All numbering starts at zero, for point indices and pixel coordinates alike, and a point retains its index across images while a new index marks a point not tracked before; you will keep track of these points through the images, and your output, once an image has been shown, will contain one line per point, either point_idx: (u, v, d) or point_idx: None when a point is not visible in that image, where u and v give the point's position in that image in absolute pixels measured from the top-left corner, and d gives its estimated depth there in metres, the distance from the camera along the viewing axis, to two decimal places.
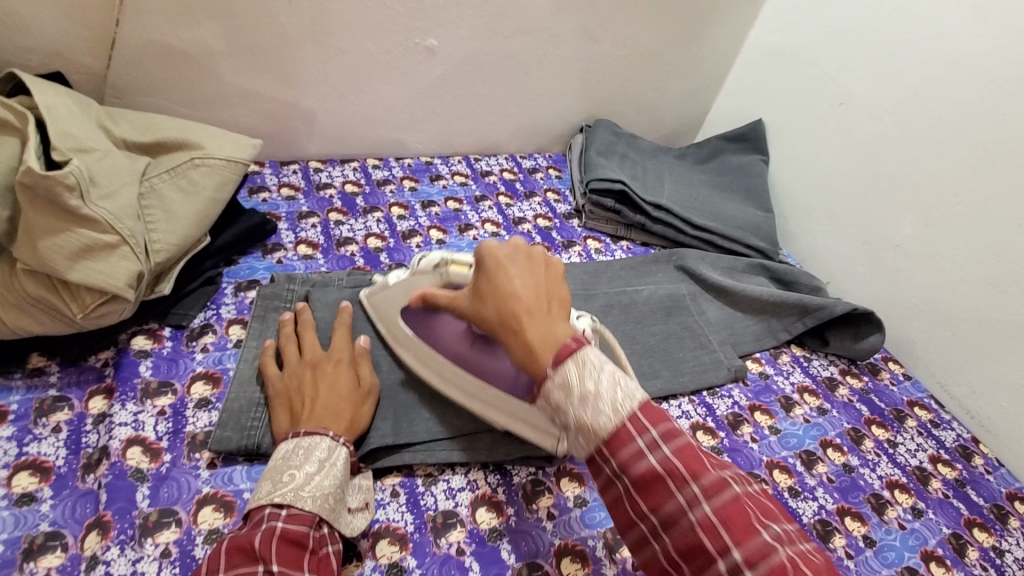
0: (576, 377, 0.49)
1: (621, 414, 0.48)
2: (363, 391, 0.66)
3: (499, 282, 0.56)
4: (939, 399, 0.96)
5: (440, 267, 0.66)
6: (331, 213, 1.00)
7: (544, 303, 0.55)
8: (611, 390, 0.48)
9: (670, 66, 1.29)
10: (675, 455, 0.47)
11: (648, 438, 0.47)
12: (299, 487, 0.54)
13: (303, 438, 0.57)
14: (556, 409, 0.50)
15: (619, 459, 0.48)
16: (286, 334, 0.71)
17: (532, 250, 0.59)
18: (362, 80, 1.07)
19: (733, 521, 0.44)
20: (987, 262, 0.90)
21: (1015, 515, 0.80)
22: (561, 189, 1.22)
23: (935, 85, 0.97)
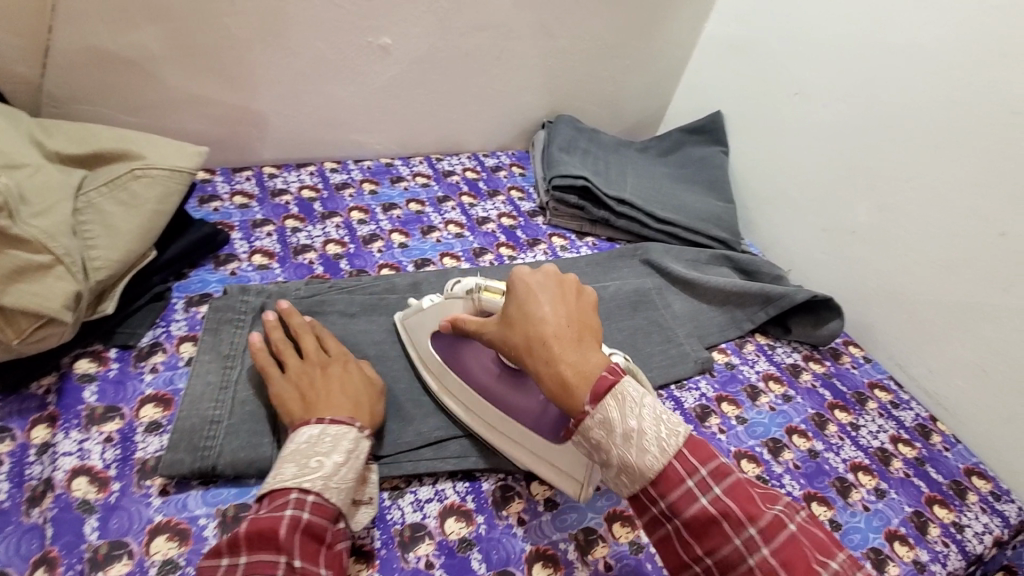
0: (617, 415, 0.52)
1: (667, 452, 0.51)
2: (376, 390, 0.67)
3: (530, 311, 0.59)
4: (899, 380, 0.99)
5: (473, 292, 0.68)
6: (287, 220, 0.97)
7: (575, 332, 0.57)
8: (654, 426, 0.52)
9: (630, 60, 1.29)
10: (727, 496, 0.50)
11: (698, 479, 0.50)
12: (327, 477, 0.55)
13: (330, 425, 0.59)
14: (597, 446, 0.53)
15: (669, 500, 0.50)
16: (281, 338, 0.69)
17: (562, 277, 0.62)
18: (314, 81, 1.04)
19: (792, 563, 0.47)
20: (938, 244, 0.92)
21: (972, 490, 0.82)
22: (525, 187, 1.21)
23: (885, 73, 0.98)
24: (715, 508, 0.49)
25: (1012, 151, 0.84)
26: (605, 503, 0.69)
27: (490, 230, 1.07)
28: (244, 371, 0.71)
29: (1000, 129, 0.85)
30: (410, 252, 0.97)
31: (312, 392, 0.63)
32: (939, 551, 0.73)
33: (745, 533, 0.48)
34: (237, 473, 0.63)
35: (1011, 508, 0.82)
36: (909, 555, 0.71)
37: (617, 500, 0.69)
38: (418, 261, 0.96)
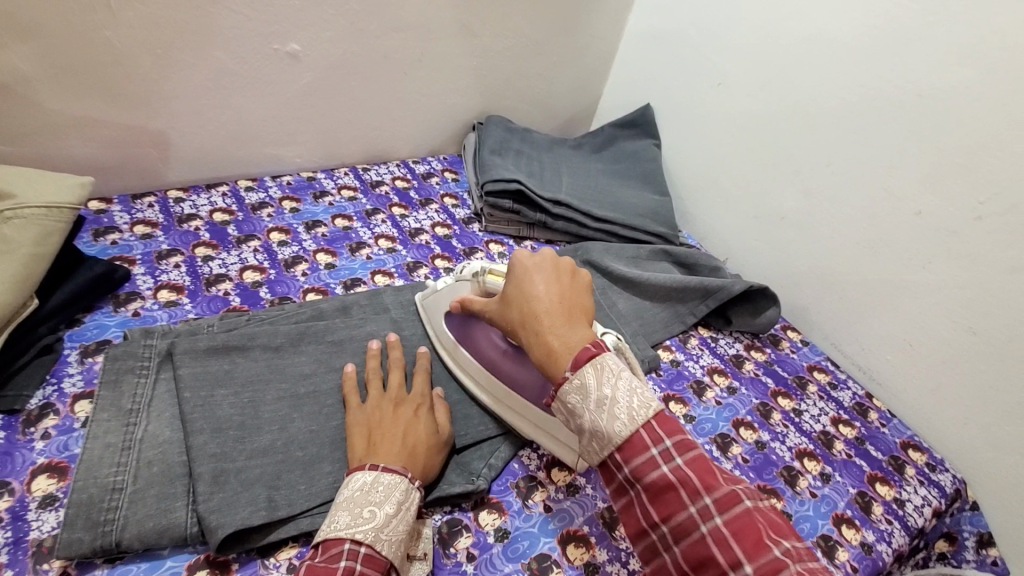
0: (593, 382, 0.52)
1: (635, 420, 0.51)
2: (440, 439, 0.66)
3: (525, 288, 0.61)
4: (835, 359, 1.02)
5: (479, 275, 0.74)
6: (197, 248, 0.89)
7: (564, 309, 0.59)
8: (627, 397, 0.52)
9: (556, 56, 1.26)
10: (688, 467, 0.49)
11: (661, 448, 0.49)
12: (379, 528, 0.53)
13: (382, 475, 0.57)
14: (572, 412, 0.53)
15: (631, 465, 0.50)
16: (371, 369, 0.70)
17: (560, 260, 0.64)
18: (216, 93, 0.95)
19: (743, 534, 0.45)
20: (862, 225, 0.94)
21: (910, 464, 0.85)
22: (458, 193, 1.17)
23: (800, 60, 1.00)
24: (675, 477, 0.48)
25: (922, 131, 0.86)
26: (558, 524, 0.66)
27: (424, 242, 1.02)
28: (150, 427, 0.64)
29: (909, 110, 0.87)
30: (338, 273, 0.91)
31: (380, 431, 0.63)
32: (884, 529, 0.75)
33: (703, 503, 0.47)
34: (147, 545, 0.57)
35: (946, 478, 0.85)
36: (856, 538, 0.73)
37: (570, 519, 0.67)
38: (347, 281, 0.90)
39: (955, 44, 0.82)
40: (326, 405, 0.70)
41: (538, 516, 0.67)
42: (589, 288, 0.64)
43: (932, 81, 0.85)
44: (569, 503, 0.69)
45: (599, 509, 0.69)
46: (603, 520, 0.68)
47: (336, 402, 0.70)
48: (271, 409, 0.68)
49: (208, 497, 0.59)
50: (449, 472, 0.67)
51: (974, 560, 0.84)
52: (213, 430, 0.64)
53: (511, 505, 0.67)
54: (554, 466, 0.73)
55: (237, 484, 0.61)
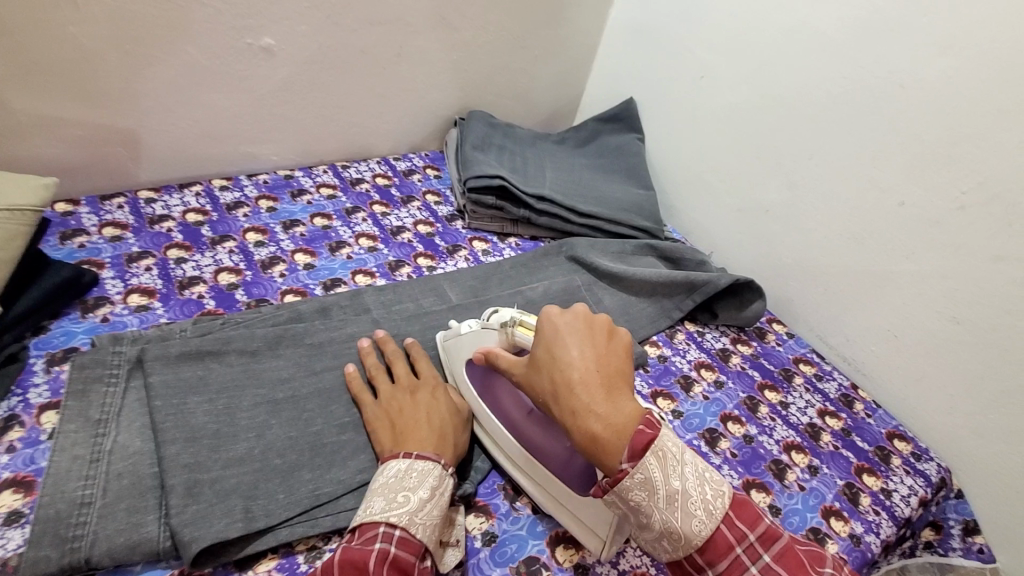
0: (659, 475, 0.50)
1: (715, 518, 0.50)
2: (462, 418, 0.68)
3: (559, 356, 0.57)
4: (820, 351, 1.02)
5: (509, 325, 0.68)
6: (169, 250, 0.86)
7: (606, 380, 0.55)
8: (697, 489, 0.50)
9: (538, 50, 1.24)
10: (776, 562, 0.48)
11: (747, 545, 0.49)
12: (414, 512, 0.54)
13: (415, 461, 0.58)
14: (636, 509, 0.51)
15: (717, 569, 0.49)
16: (374, 364, 0.72)
17: (593, 320, 0.60)
18: (188, 90, 0.92)
19: None
20: (846, 217, 0.94)
21: (896, 454, 0.86)
22: (441, 190, 1.15)
23: (782, 52, 0.99)
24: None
25: (903, 122, 0.86)
26: (546, 526, 0.65)
27: (406, 240, 1.00)
28: (120, 438, 0.61)
29: (891, 101, 0.87)
30: (318, 273, 0.89)
31: (403, 420, 0.64)
32: (872, 520, 0.75)
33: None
34: (118, 561, 0.54)
35: (931, 466, 0.86)
36: (845, 530, 0.73)
37: (559, 521, 0.66)
38: (327, 281, 0.88)
39: (936, 34, 0.82)
40: (305, 410, 0.68)
41: (526, 519, 0.66)
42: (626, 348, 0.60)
43: (914, 71, 0.84)
44: None
45: None
46: None
47: (316, 407, 0.69)
48: (247, 416, 0.66)
49: (181, 509, 0.56)
50: None
51: (960, 548, 0.85)
52: (186, 440, 0.61)
53: (498, 508, 0.66)
54: None
55: (212, 495, 0.59)
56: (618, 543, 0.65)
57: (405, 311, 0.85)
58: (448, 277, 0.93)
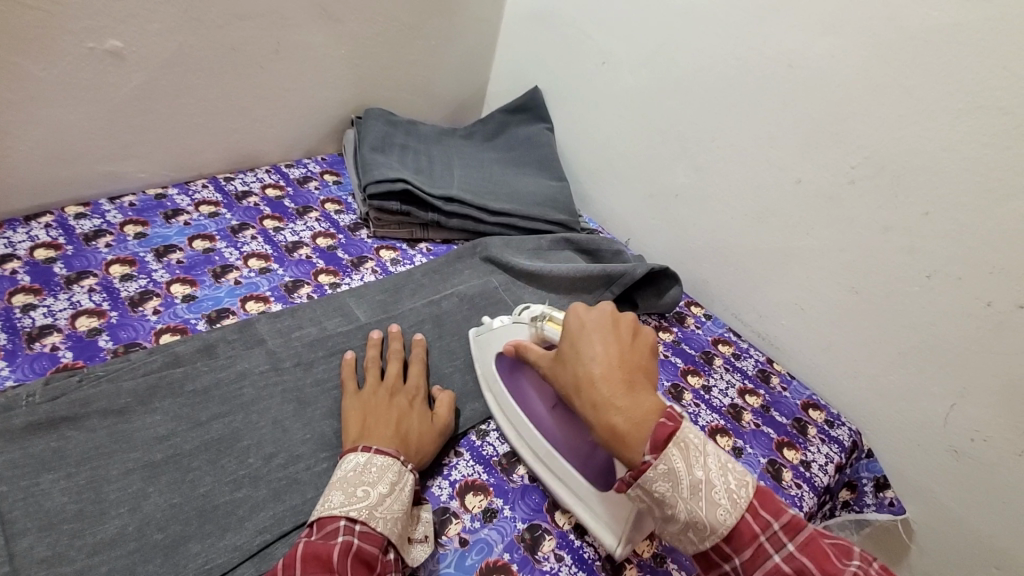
0: (682, 466, 0.49)
1: (737, 505, 0.49)
2: (436, 432, 0.66)
3: (582, 352, 0.59)
4: (738, 329, 1.04)
5: (539, 319, 0.71)
6: (12, 296, 0.73)
7: (630, 374, 0.57)
8: (721, 478, 0.50)
9: (434, 40, 1.17)
10: (801, 552, 0.47)
11: (770, 533, 0.48)
12: (373, 506, 0.53)
13: (375, 455, 0.57)
14: (659, 500, 0.50)
15: (742, 558, 0.48)
16: (372, 358, 0.72)
17: (620, 316, 0.62)
18: (17, 106, 0.77)
19: None
20: (749, 197, 0.96)
21: (812, 424, 0.89)
22: (341, 197, 1.07)
23: (678, 34, 0.98)
24: (791, 567, 0.46)
25: (793, 102, 0.88)
26: (476, 558, 0.61)
27: (303, 256, 0.92)
28: None
29: (782, 82, 0.88)
30: (200, 305, 0.79)
31: (375, 416, 0.63)
32: (795, 494, 0.77)
33: None
34: None
35: (844, 431, 0.90)
36: None
37: (489, 549, 0.62)
38: (212, 313, 0.78)
39: (816, 12, 0.83)
40: (189, 469, 0.60)
41: (454, 554, 0.60)
42: (652, 348, 0.62)
43: (800, 50, 0.86)
44: (487, 531, 0.63)
45: (519, 531, 0.64)
46: (524, 543, 0.63)
47: (204, 464, 0.60)
48: (118, 487, 0.57)
49: None
50: None
51: (873, 503, 0.92)
52: (41, 529, 0.53)
53: None
54: (468, 491, 0.66)
55: None
56: (552, 564, 0.62)
57: (306, 337, 0.77)
58: (354, 294, 0.86)
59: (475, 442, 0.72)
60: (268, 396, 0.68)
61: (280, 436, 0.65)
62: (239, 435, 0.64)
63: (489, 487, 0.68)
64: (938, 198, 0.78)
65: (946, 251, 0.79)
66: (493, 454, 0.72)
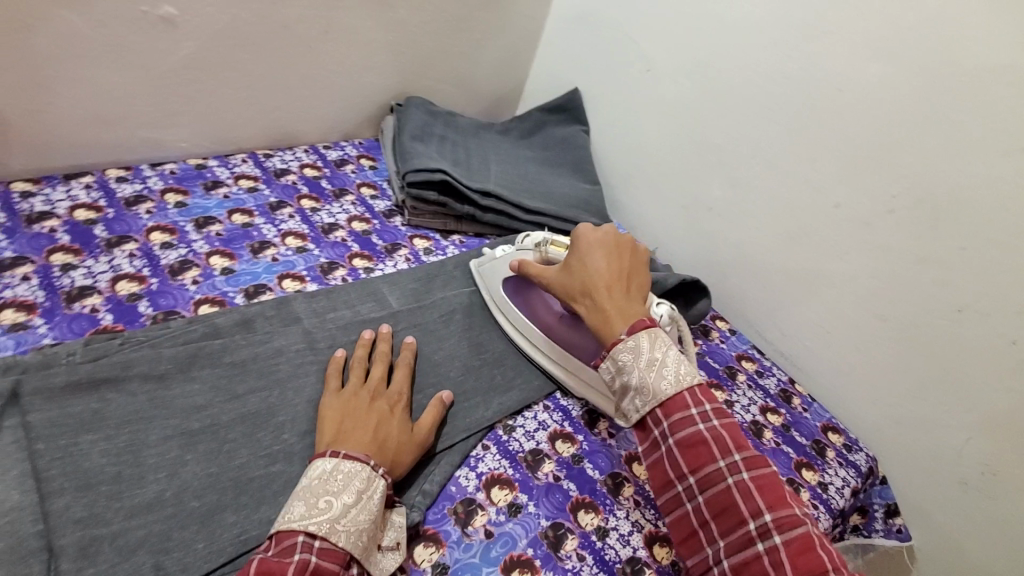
0: (647, 346, 0.61)
1: (681, 384, 0.59)
2: (415, 440, 0.63)
3: (587, 262, 0.72)
4: (761, 347, 1.05)
5: (542, 244, 0.82)
6: (53, 255, 0.73)
7: (624, 284, 0.69)
8: (675, 363, 0.60)
9: (478, 34, 1.18)
10: (722, 427, 0.57)
11: (701, 409, 0.58)
12: (335, 519, 0.51)
13: (344, 462, 0.54)
14: (620, 368, 0.61)
15: (671, 421, 0.58)
16: (360, 357, 0.69)
17: (621, 238, 0.74)
18: (66, 65, 0.78)
19: (766, 490, 0.54)
20: (784, 216, 0.96)
21: (830, 447, 0.90)
22: (377, 182, 1.07)
23: (727, 47, 0.98)
24: (709, 434, 0.57)
25: (839, 125, 0.88)
26: (500, 551, 0.61)
27: (339, 239, 0.92)
28: None
29: (830, 104, 0.88)
30: (238, 278, 0.79)
31: (352, 420, 0.61)
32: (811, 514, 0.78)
33: (731, 459, 0.55)
34: None
35: (861, 457, 0.91)
36: None
37: (514, 543, 0.62)
38: (250, 288, 0.79)
39: (871, 38, 0.83)
40: (224, 441, 0.60)
41: (479, 544, 0.61)
42: (641, 266, 0.75)
43: (849, 74, 0.86)
44: (511, 525, 0.64)
45: (543, 528, 0.65)
46: (547, 541, 0.64)
47: (239, 437, 0.61)
48: (155, 453, 0.57)
49: None
50: None
51: (882, 528, 0.91)
52: (78, 488, 0.53)
53: (449, 535, 0.61)
54: (494, 485, 0.67)
55: (114, 554, 0.50)
56: (574, 562, 0.63)
57: (341, 319, 0.77)
58: (387, 280, 0.86)
59: (502, 436, 0.73)
60: (303, 375, 0.68)
61: (314, 415, 0.65)
62: (274, 411, 0.64)
63: (514, 482, 0.68)
64: (974, 234, 0.79)
65: (979, 287, 0.79)
66: (519, 449, 0.72)
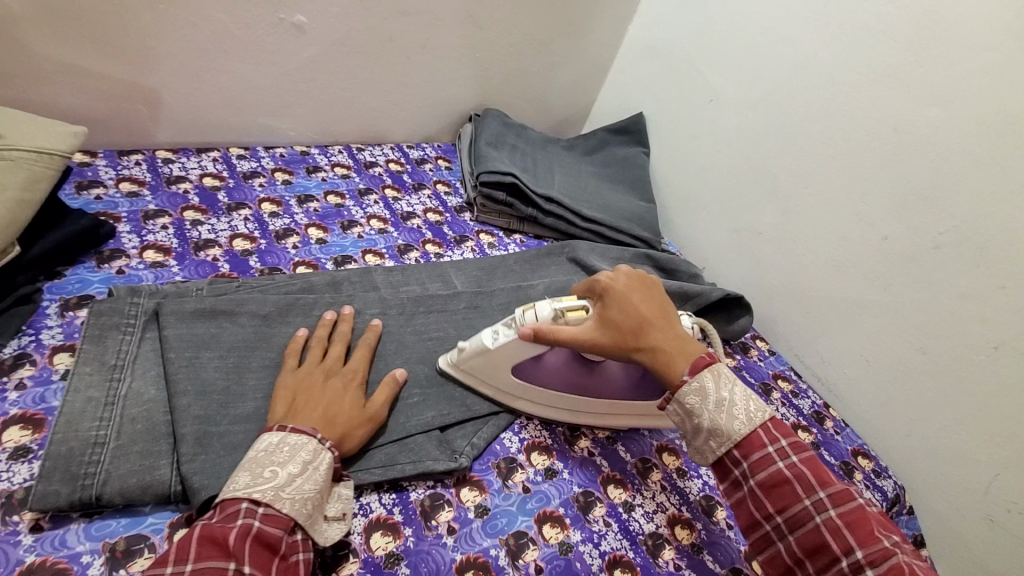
0: (712, 386, 0.61)
1: (752, 421, 0.60)
2: (364, 415, 0.63)
3: (627, 305, 0.68)
4: (798, 370, 1.08)
5: (556, 314, 0.69)
6: (185, 211, 0.87)
7: (667, 321, 0.68)
8: (743, 400, 0.61)
9: (556, 57, 1.29)
10: (802, 463, 0.58)
11: (778, 446, 0.59)
12: (280, 487, 0.51)
13: (289, 435, 0.55)
14: (690, 412, 0.62)
15: (750, 461, 0.59)
16: (319, 336, 0.69)
17: (638, 275, 0.73)
18: (213, 57, 0.93)
19: (855, 524, 0.54)
20: (832, 245, 1.00)
21: (858, 469, 0.93)
22: (451, 182, 1.18)
23: (789, 84, 1.05)
24: (790, 472, 0.58)
25: (889, 163, 0.93)
26: (535, 505, 0.68)
27: (415, 226, 1.03)
28: (134, 385, 0.62)
29: (884, 143, 0.93)
30: (329, 249, 0.91)
31: (306, 396, 0.61)
32: None
33: (816, 495, 0.56)
34: (128, 501, 0.54)
35: (888, 483, 0.93)
36: None
37: (548, 501, 0.69)
38: (338, 257, 0.90)
39: (928, 85, 0.88)
40: None
41: (517, 496, 0.69)
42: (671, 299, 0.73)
43: (907, 117, 0.90)
44: (547, 486, 0.71)
45: (575, 493, 0.71)
46: (578, 504, 0.70)
47: None
48: (256, 376, 0.67)
49: (191, 457, 0.57)
50: (432, 448, 0.68)
51: None
52: (198, 393, 0.62)
53: (491, 484, 0.69)
54: (534, 450, 0.75)
55: (221, 448, 0.60)
56: (601, 526, 0.69)
57: (412, 292, 0.87)
58: (454, 265, 0.97)
59: None
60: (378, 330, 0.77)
61: (383, 365, 0.74)
62: None
63: (553, 450, 0.75)
64: (1017, 275, 0.81)
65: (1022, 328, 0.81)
66: (559, 424, 0.79)
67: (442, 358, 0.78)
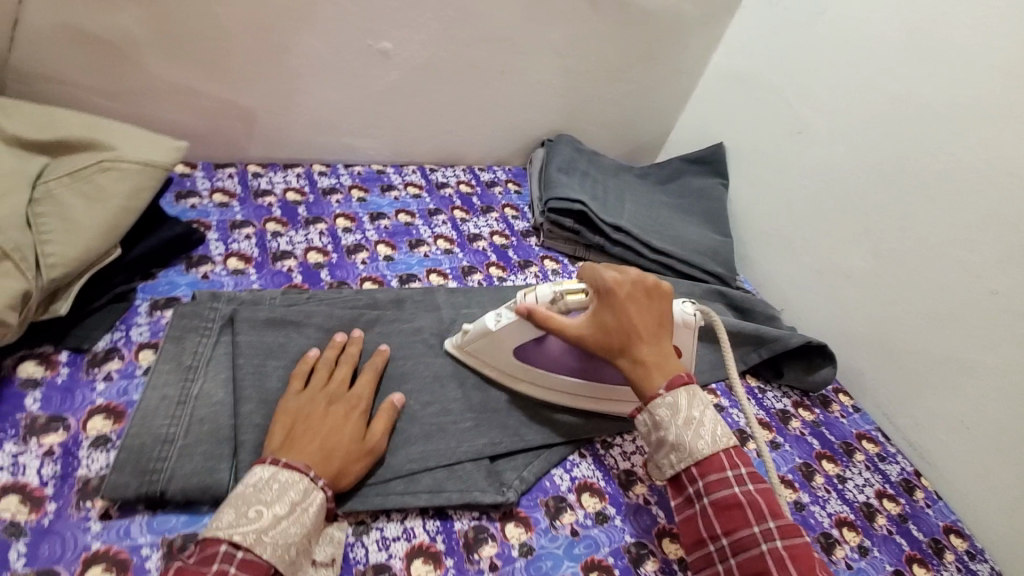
0: (685, 403, 0.61)
1: (717, 445, 0.60)
2: (363, 449, 0.61)
3: (620, 315, 0.66)
4: (886, 431, 0.97)
5: (555, 300, 0.69)
6: (267, 223, 0.92)
7: (657, 334, 0.66)
8: (712, 424, 0.60)
9: (633, 84, 1.27)
10: (758, 493, 0.57)
11: (736, 472, 0.58)
12: (262, 530, 0.50)
13: (281, 471, 0.53)
14: (658, 424, 0.61)
15: (706, 480, 0.58)
16: (325, 358, 0.68)
17: (641, 280, 0.69)
18: (304, 81, 0.99)
19: (800, 560, 0.53)
20: (931, 296, 0.90)
21: (950, 549, 0.81)
22: (519, 206, 1.18)
23: (887, 118, 0.97)
24: (745, 498, 0.57)
25: (1003, 211, 0.83)
26: (583, 551, 0.65)
27: (481, 248, 1.04)
28: (205, 386, 0.65)
29: (994, 187, 0.84)
30: (395, 266, 0.93)
31: (303, 425, 0.59)
32: None
33: (766, 525, 0.55)
34: (188, 499, 0.57)
35: (983, 569, 0.81)
36: None
37: (596, 548, 0.66)
38: (403, 275, 0.92)
39: None
40: None
41: (564, 539, 0.65)
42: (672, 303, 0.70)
43: None
44: (597, 531, 0.67)
45: (626, 543, 0.67)
46: (629, 555, 0.66)
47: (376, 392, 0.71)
48: None
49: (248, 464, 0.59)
50: (480, 477, 0.67)
51: None
52: (261, 401, 0.64)
53: (538, 522, 0.66)
54: (585, 491, 0.71)
55: None
56: None
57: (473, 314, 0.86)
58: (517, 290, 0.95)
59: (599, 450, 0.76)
60: (434, 353, 0.76)
61: (437, 388, 0.73)
62: (405, 376, 0.73)
63: (605, 493, 0.71)
64: None
65: None
66: (614, 466, 0.75)
67: (496, 384, 0.76)
